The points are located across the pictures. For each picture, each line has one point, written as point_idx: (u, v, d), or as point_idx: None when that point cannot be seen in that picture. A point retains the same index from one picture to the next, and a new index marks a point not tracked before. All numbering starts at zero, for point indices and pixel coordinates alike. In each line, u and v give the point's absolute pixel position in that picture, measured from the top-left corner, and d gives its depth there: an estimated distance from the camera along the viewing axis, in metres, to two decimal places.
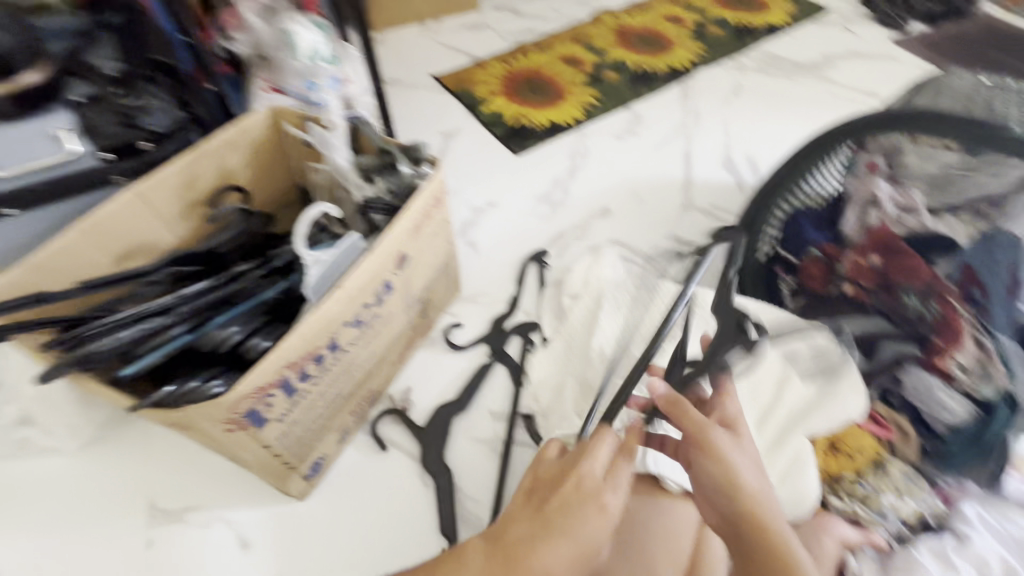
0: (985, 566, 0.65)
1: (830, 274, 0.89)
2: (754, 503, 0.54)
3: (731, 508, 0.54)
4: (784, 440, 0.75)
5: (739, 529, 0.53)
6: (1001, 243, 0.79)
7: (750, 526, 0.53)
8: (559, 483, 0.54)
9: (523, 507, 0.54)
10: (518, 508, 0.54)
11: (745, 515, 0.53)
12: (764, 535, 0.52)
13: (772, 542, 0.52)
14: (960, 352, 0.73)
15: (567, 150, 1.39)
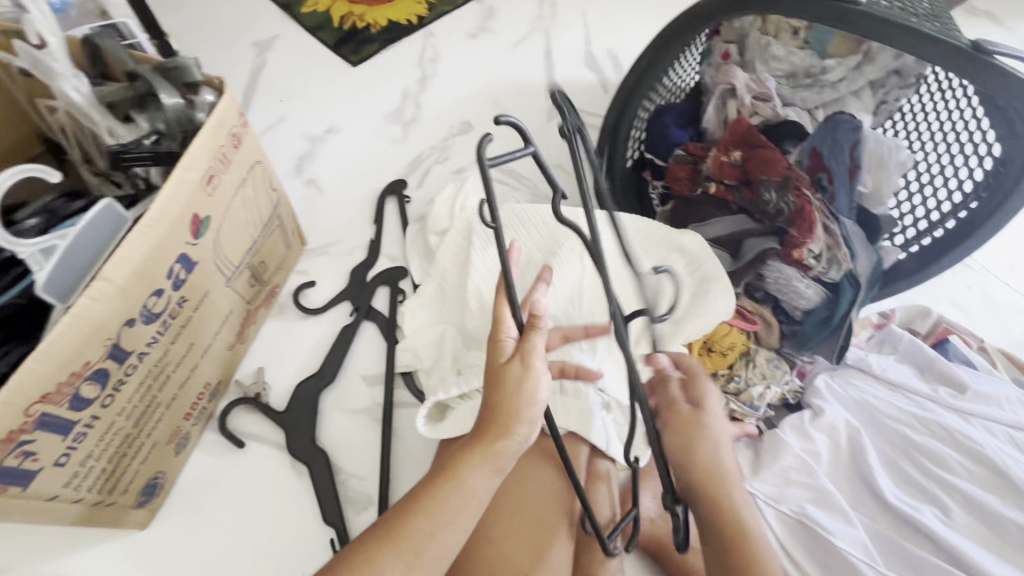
0: (834, 432, 0.72)
1: (695, 176, 0.86)
2: (711, 472, 0.59)
3: (692, 477, 0.59)
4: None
5: (696, 495, 0.58)
6: (843, 124, 0.80)
7: (709, 496, 0.57)
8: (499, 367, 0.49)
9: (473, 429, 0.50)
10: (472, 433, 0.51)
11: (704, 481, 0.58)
12: (723, 498, 0.57)
13: (721, 510, 0.57)
14: (812, 241, 0.75)
15: (413, 55, 1.18)
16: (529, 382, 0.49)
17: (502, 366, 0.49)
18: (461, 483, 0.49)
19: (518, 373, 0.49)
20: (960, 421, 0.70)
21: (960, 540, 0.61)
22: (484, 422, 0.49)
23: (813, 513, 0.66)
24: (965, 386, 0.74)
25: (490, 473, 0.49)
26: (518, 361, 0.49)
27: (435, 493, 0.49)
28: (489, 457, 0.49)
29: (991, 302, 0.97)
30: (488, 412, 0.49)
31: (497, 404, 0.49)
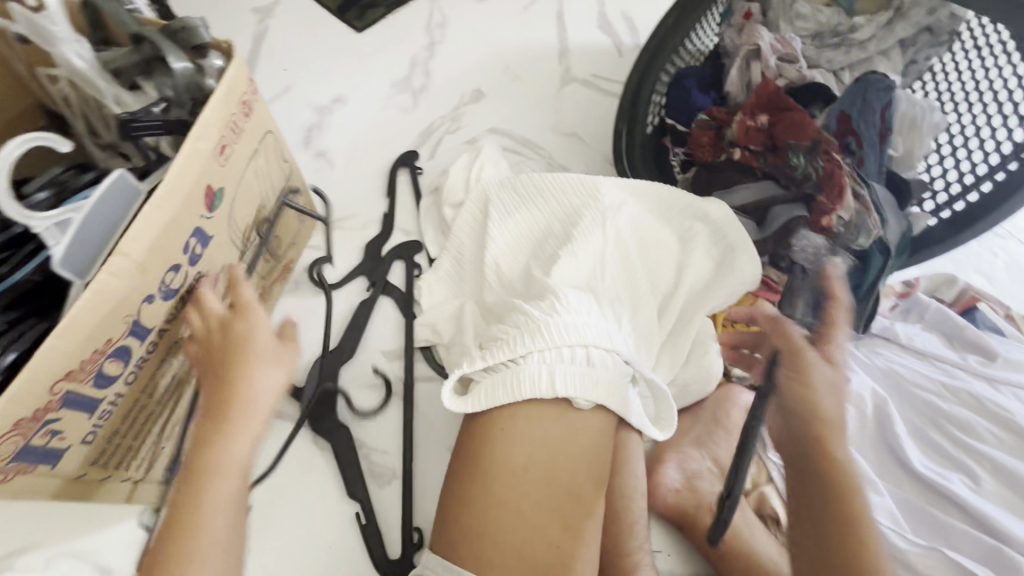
0: (861, 402, 0.71)
1: (719, 142, 0.83)
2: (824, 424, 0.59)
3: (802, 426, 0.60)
4: (680, 334, 0.72)
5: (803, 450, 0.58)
6: (875, 85, 0.77)
7: (822, 453, 0.57)
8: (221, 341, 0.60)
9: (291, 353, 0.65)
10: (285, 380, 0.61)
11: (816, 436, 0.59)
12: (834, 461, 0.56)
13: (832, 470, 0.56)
14: (842, 208, 0.73)
15: (420, 20, 1.14)
16: (246, 342, 0.59)
17: (209, 334, 0.58)
18: (216, 466, 0.55)
19: (237, 326, 0.59)
20: (989, 388, 0.69)
21: (988, 506, 0.61)
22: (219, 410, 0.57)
23: None
24: (995, 354, 0.72)
25: (243, 436, 0.57)
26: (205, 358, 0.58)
27: (194, 484, 0.54)
28: (239, 429, 0.56)
29: (1016, 269, 0.96)
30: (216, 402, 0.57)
31: (217, 400, 0.57)
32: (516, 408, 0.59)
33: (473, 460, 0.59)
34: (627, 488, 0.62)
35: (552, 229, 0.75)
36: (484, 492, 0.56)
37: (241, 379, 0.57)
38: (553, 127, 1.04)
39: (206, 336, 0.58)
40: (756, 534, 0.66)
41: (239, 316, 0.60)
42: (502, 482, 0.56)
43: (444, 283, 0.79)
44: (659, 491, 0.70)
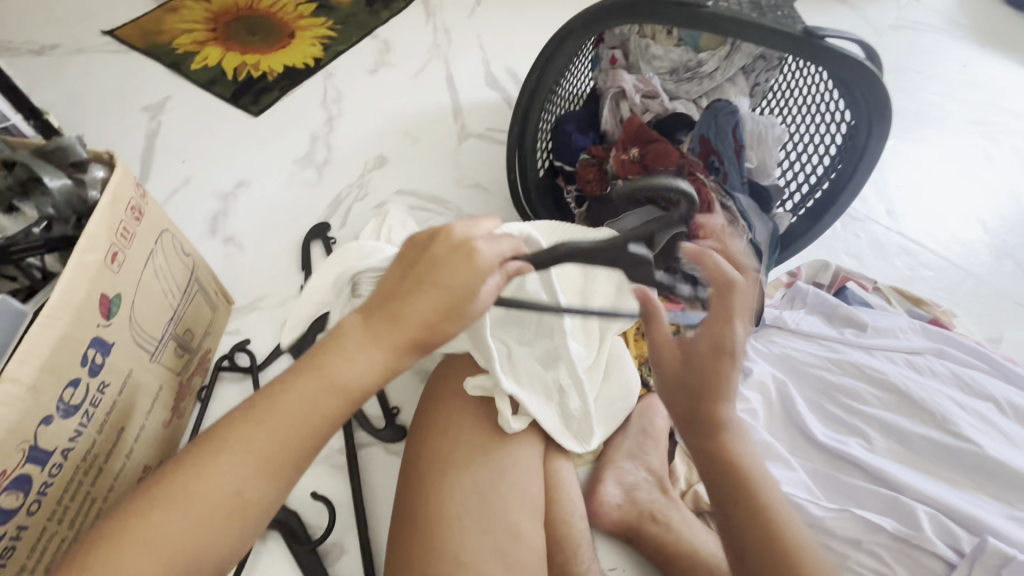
0: (764, 388, 0.79)
1: (603, 176, 0.91)
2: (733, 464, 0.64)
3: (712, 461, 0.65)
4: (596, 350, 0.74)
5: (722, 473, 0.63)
6: (722, 110, 0.88)
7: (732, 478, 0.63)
8: (430, 246, 0.53)
9: (400, 274, 0.54)
10: (397, 282, 0.53)
11: (742, 488, 0.61)
12: (750, 477, 0.62)
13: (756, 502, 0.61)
14: (713, 220, 0.81)
15: (316, 98, 1.19)
16: (458, 284, 0.51)
17: (431, 262, 0.52)
18: (333, 376, 0.50)
19: (461, 264, 0.51)
20: (867, 356, 0.78)
21: (882, 463, 0.69)
22: (377, 323, 0.52)
23: None
24: (865, 325, 0.83)
25: (371, 359, 0.51)
26: (424, 281, 0.52)
27: (303, 382, 0.50)
28: (384, 344, 0.51)
29: (876, 247, 1.10)
30: (390, 309, 0.52)
31: (401, 306, 0.52)
32: (460, 439, 0.63)
33: (411, 514, 0.59)
34: (566, 516, 0.65)
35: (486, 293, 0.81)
36: (426, 548, 0.56)
37: (421, 306, 0.51)
38: (457, 181, 1.10)
39: (440, 263, 0.52)
40: (697, 534, 0.70)
41: (465, 248, 0.52)
42: (438, 531, 0.57)
43: None
44: (602, 509, 0.72)
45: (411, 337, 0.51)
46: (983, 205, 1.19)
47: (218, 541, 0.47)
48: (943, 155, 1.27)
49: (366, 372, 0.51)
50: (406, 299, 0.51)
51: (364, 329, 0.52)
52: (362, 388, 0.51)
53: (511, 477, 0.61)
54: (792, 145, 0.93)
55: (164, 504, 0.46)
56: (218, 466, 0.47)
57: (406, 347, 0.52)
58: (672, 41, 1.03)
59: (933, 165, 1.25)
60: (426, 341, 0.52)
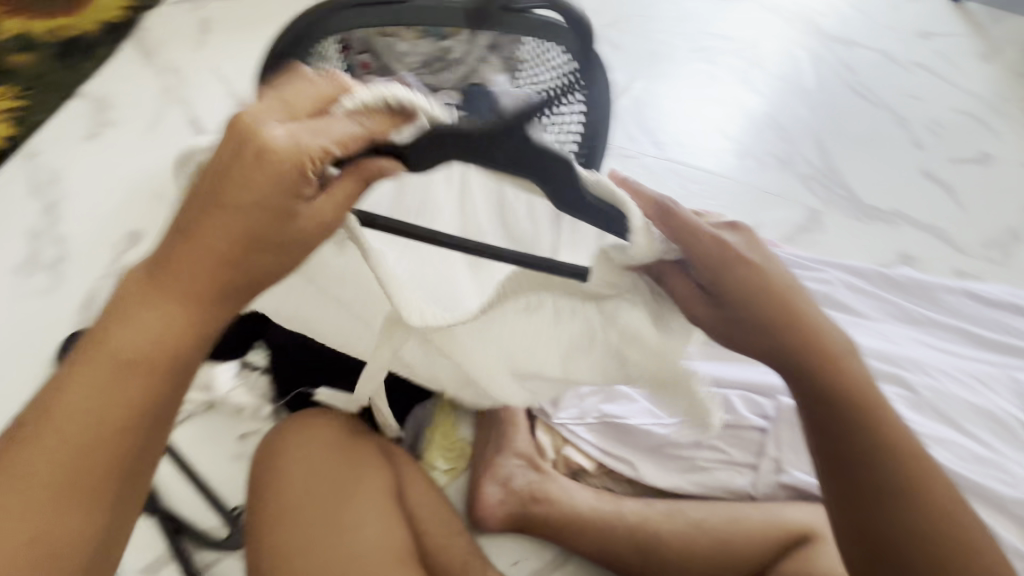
0: None
1: None
2: (857, 389, 0.54)
3: (852, 419, 0.53)
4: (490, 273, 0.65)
5: (841, 414, 0.54)
6: (476, 95, 0.91)
7: (873, 426, 0.53)
8: (219, 146, 0.39)
9: (189, 201, 0.40)
10: (190, 205, 0.40)
11: (856, 403, 0.53)
12: (884, 420, 0.53)
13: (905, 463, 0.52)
14: None
15: (23, 188, 0.98)
16: (255, 187, 0.38)
17: (218, 164, 0.38)
18: (126, 355, 0.40)
19: (255, 168, 0.38)
20: None
21: None
22: (164, 275, 0.40)
23: (607, 408, 0.77)
24: None
25: (167, 319, 0.40)
26: (216, 187, 0.38)
27: (90, 370, 0.40)
28: (189, 304, 0.40)
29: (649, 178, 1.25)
30: (185, 257, 0.39)
31: (185, 250, 0.39)
32: (297, 522, 0.56)
33: None
34: (448, 538, 0.63)
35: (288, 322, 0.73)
36: None
37: (217, 232, 0.39)
38: None
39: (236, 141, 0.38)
40: (574, 492, 0.72)
41: (250, 144, 0.38)
42: None
43: (193, 450, 0.74)
44: (488, 510, 0.72)
45: (204, 275, 0.40)
46: (719, 118, 1.41)
47: None
48: (681, 84, 1.47)
49: (151, 342, 0.40)
50: (190, 238, 0.39)
51: (148, 282, 0.40)
52: (157, 364, 0.40)
53: (377, 523, 0.58)
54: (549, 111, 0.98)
55: None
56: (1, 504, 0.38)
57: (202, 297, 0.40)
58: (416, 33, 1.02)
59: (675, 94, 1.44)
60: (234, 278, 0.41)
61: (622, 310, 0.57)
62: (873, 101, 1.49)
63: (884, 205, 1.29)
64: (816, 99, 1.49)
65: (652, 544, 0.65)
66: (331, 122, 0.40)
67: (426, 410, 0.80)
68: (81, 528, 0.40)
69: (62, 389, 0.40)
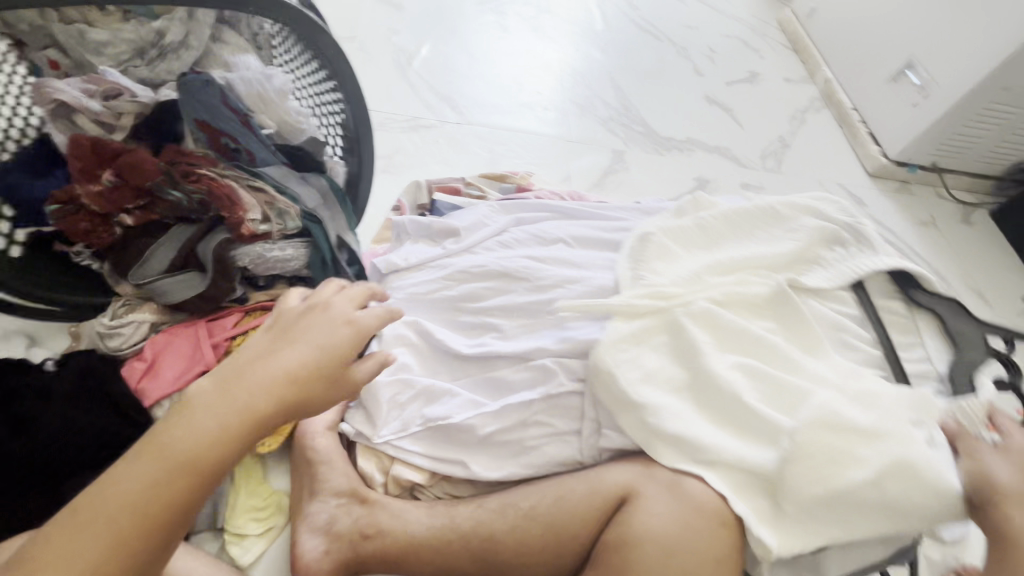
0: (405, 338, 0.77)
1: (98, 220, 0.68)
2: None
3: None
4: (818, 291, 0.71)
5: None
6: (196, 85, 0.70)
7: None
8: (301, 313, 0.55)
9: (261, 341, 0.53)
10: (259, 344, 0.53)
11: None
12: None
13: None
14: (247, 212, 0.69)
15: None
16: (315, 331, 0.53)
17: (291, 316, 0.55)
18: (183, 449, 0.44)
19: (320, 320, 0.55)
20: (468, 257, 0.82)
21: (512, 344, 0.74)
22: (234, 380, 0.47)
23: (427, 413, 0.71)
24: (455, 229, 0.86)
25: (227, 419, 0.46)
26: (284, 336, 0.52)
27: (143, 466, 0.43)
28: (255, 409, 0.47)
29: (456, 143, 1.18)
30: (256, 372, 0.49)
31: (258, 367, 0.49)
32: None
33: None
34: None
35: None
36: None
37: (293, 354, 0.51)
38: None
39: (297, 320, 0.54)
40: (405, 515, 0.64)
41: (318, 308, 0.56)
42: None
43: None
44: (306, 570, 0.62)
45: (271, 386, 0.48)
46: (517, 72, 1.36)
47: None
48: (474, 41, 1.39)
49: (221, 437, 0.45)
50: (276, 349, 0.51)
51: (216, 388, 0.48)
52: (222, 458, 0.45)
53: None
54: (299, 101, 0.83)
55: None
56: None
57: (257, 415, 0.47)
58: None
59: (471, 52, 1.36)
60: (296, 397, 0.49)
61: (876, 452, 0.56)
62: (658, 37, 1.55)
63: (679, 135, 1.36)
64: (607, 40, 1.51)
65: (488, 555, 0.60)
66: (382, 316, 0.57)
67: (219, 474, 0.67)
68: None
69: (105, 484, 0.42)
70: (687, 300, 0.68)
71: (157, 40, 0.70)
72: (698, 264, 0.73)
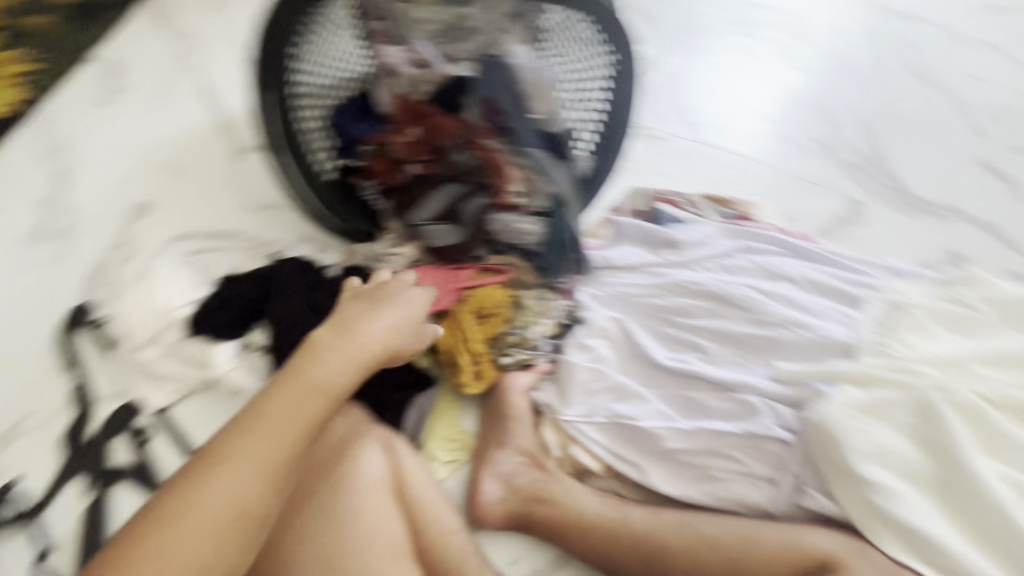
0: (607, 331, 0.79)
1: (393, 164, 0.82)
2: None
3: None
4: None
5: None
6: (490, 67, 0.80)
7: None
8: (385, 283, 0.71)
9: (356, 303, 0.68)
10: (355, 306, 0.68)
11: None
12: None
13: None
14: (511, 184, 0.77)
15: (37, 151, 0.97)
16: (398, 297, 0.70)
17: (377, 285, 0.71)
18: (318, 378, 0.60)
19: (400, 288, 0.71)
20: (687, 272, 0.81)
21: (719, 371, 0.72)
22: (344, 332, 0.64)
23: (618, 409, 0.73)
24: (676, 242, 0.85)
25: (345, 359, 0.63)
26: (373, 300, 0.69)
27: (290, 389, 0.59)
28: (358, 354, 0.64)
29: (682, 159, 1.18)
30: (359, 327, 0.65)
31: (361, 323, 0.66)
32: (303, 523, 0.59)
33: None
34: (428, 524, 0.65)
35: (289, 301, 0.74)
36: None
37: (384, 316, 0.67)
38: (249, 206, 0.94)
39: (386, 291, 0.70)
40: (580, 497, 0.69)
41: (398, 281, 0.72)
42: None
43: (188, 429, 0.73)
44: (487, 508, 0.70)
45: (371, 337, 0.65)
46: (756, 97, 1.31)
47: (218, 552, 0.52)
48: (717, 59, 1.37)
49: (345, 372, 0.62)
50: (370, 311, 0.67)
51: (332, 338, 0.64)
52: (343, 386, 0.61)
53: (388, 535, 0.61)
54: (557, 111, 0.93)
55: (161, 532, 0.50)
56: (214, 484, 0.53)
57: (367, 361, 0.64)
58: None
59: (715, 72, 1.34)
60: (385, 348, 0.66)
61: None
62: (931, 81, 1.36)
63: (938, 199, 1.18)
64: (869, 79, 1.37)
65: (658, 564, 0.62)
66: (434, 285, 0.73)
67: (428, 396, 0.77)
68: (263, 501, 0.55)
69: (263, 403, 0.58)
70: (948, 387, 0.61)
71: (457, 23, 0.83)
72: (965, 350, 0.64)
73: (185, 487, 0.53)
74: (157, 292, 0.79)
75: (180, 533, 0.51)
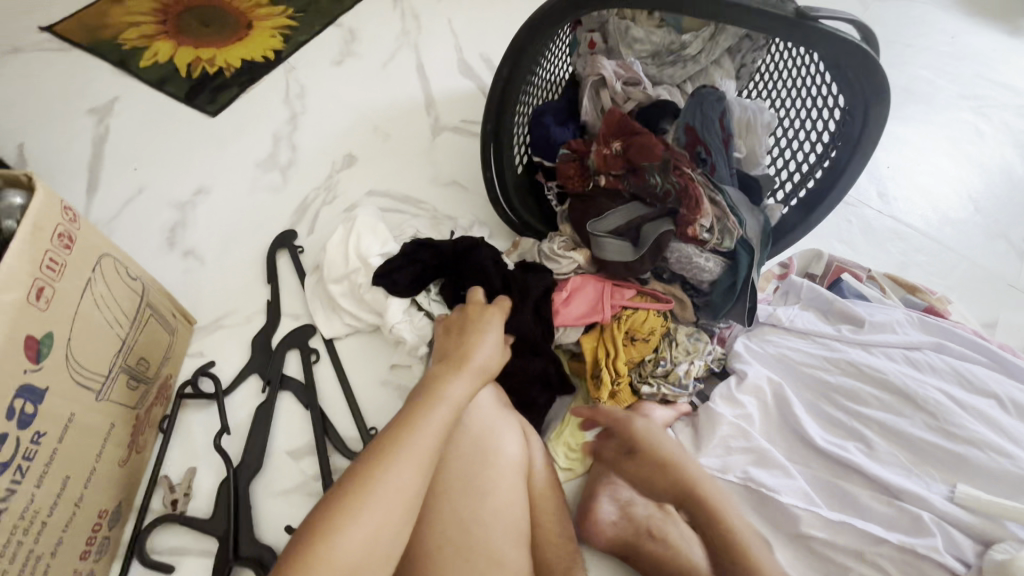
0: (760, 392, 0.75)
1: (584, 172, 0.85)
2: None
3: None
4: None
5: None
6: (709, 97, 0.79)
7: None
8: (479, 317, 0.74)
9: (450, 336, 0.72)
10: (450, 338, 0.72)
11: None
12: None
13: None
14: (702, 217, 0.75)
15: (279, 93, 1.12)
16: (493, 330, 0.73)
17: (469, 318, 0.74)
18: (451, 387, 0.62)
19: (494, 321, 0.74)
20: (864, 353, 0.75)
21: (884, 471, 0.66)
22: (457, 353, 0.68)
23: (756, 474, 0.69)
24: (861, 320, 0.79)
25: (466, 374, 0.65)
26: (469, 331, 0.72)
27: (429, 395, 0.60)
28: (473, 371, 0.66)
29: (869, 231, 1.08)
30: (463, 352, 0.68)
31: (467, 347, 0.69)
32: (436, 511, 0.61)
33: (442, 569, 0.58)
34: (548, 516, 0.66)
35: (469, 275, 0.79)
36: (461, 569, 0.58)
37: (484, 343, 0.70)
38: (437, 180, 1.01)
39: (472, 321, 0.73)
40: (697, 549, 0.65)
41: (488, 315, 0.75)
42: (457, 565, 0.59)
43: (349, 365, 0.82)
44: (598, 528, 0.69)
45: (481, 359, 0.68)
46: (974, 183, 1.16)
47: (386, 547, 0.51)
48: (935, 132, 1.23)
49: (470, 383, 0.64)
50: (471, 340, 0.70)
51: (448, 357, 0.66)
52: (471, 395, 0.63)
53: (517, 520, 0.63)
54: (786, 124, 0.87)
55: (337, 524, 0.49)
56: (384, 480, 0.52)
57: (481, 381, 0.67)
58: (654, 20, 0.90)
59: (929, 146, 1.21)
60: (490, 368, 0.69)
61: None
62: None
63: None
64: None
65: None
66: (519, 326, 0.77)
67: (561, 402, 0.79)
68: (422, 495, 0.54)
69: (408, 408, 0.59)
70: None
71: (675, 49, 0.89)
72: None
73: (354, 481, 0.52)
74: (358, 239, 0.84)
75: (352, 527, 0.50)
